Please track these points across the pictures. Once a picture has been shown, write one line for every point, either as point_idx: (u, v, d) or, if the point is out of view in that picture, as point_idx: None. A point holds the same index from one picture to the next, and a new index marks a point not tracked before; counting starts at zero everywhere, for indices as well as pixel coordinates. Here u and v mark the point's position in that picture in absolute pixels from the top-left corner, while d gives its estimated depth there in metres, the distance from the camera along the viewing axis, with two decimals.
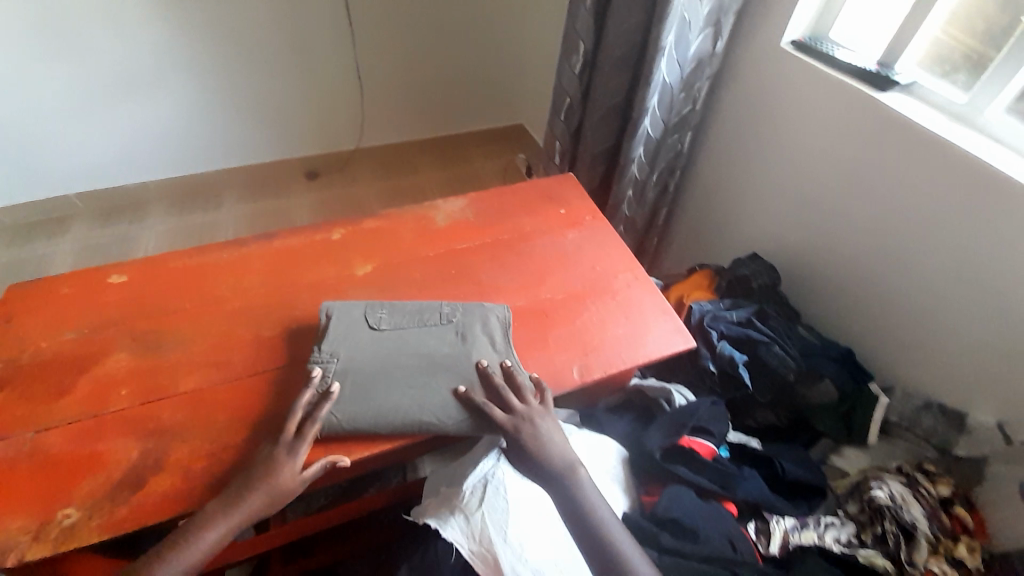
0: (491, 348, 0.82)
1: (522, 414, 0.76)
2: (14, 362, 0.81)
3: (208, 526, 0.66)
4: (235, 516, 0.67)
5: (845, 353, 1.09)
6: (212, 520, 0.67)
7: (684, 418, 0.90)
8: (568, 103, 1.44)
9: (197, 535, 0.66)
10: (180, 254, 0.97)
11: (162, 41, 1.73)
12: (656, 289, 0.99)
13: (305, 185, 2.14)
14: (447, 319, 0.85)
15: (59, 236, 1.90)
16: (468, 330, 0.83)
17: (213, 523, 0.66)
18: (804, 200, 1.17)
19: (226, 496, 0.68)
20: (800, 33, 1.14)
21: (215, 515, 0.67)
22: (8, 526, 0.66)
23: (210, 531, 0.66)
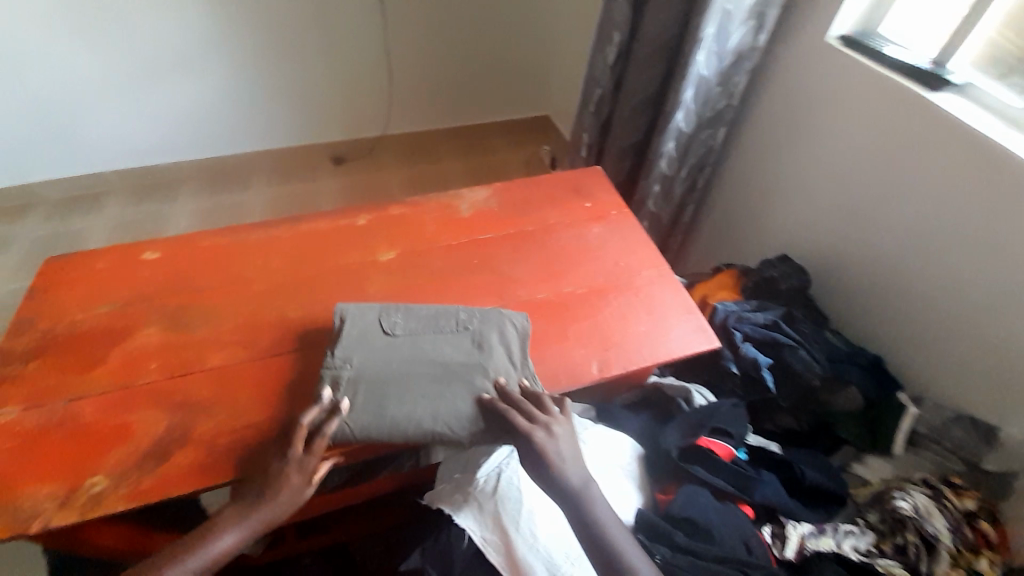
0: (509, 361, 0.81)
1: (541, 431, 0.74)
2: (51, 331, 0.84)
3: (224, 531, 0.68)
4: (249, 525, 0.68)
5: (872, 360, 1.06)
6: (228, 526, 0.68)
7: (702, 418, 0.88)
8: (598, 95, 1.41)
9: (214, 540, 0.67)
10: (211, 234, 1.00)
11: (201, 26, 1.78)
12: (681, 287, 0.97)
13: (331, 170, 2.16)
14: (463, 326, 0.84)
15: (95, 211, 1.97)
16: (484, 339, 0.82)
17: (230, 530, 0.68)
18: (840, 201, 1.13)
19: (242, 504, 0.69)
20: (848, 29, 1.09)
21: (231, 522, 0.68)
22: (38, 492, 0.68)
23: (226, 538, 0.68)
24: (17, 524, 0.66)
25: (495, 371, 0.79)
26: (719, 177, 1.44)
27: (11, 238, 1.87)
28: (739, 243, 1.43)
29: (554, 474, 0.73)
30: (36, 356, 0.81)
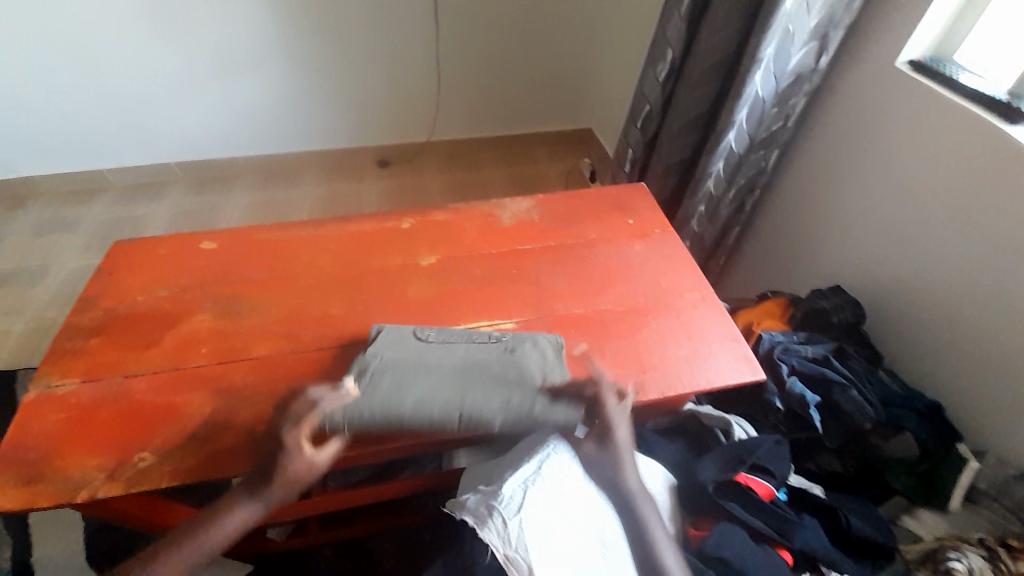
0: (542, 366, 0.80)
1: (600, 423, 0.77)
2: (114, 310, 0.90)
3: (231, 510, 0.69)
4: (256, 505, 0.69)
5: (931, 406, 0.98)
6: (238, 502, 0.70)
7: (743, 452, 0.85)
8: (646, 111, 1.39)
9: (221, 519, 0.69)
10: (263, 229, 1.04)
11: (267, 30, 1.89)
12: (725, 313, 0.93)
13: (377, 173, 2.23)
14: (496, 337, 0.84)
15: (158, 199, 2.10)
16: (517, 346, 0.82)
17: (236, 510, 0.69)
18: (900, 234, 1.06)
19: (251, 480, 0.70)
20: (919, 53, 1.03)
21: (241, 496, 0.70)
22: (88, 463, 0.72)
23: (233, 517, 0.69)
24: (68, 491, 0.70)
25: (529, 371, 0.79)
26: (768, 201, 1.39)
27: (81, 219, 2.02)
28: (787, 271, 1.37)
29: (617, 465, 0.77)
30: (98, 332, 0.87)
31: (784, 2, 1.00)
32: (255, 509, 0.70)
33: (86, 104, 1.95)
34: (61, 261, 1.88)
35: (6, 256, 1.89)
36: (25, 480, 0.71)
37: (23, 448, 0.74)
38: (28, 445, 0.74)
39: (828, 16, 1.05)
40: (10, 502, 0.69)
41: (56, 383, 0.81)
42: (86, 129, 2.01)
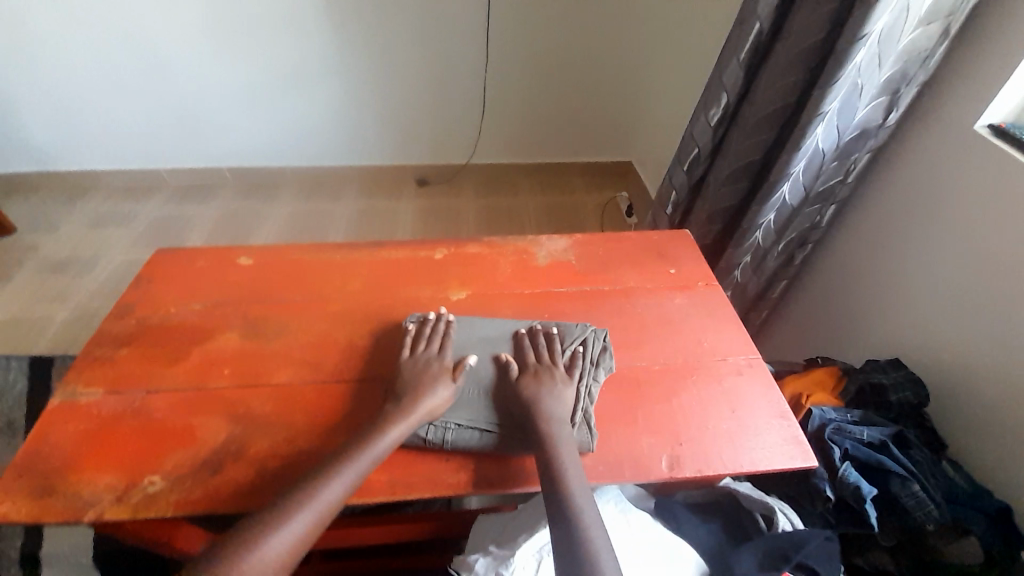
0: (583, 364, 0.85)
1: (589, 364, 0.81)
2: (146, 320, 0.91)
3: (334, 475, 0.68)
4: (365, 459, 0.69)
5: (1003, 508, 0.85)
6: (371, 438, 0.71)
7: (786, 546, 0.75)
8: (694, 154, 1.34)
9: (325, 484, 0.67)
10: (298, 249, 1.04)
11: (322, 50, 1.96)
12: (772, 384, 0.85)
13: (414, 192, 2.26)
14: None
15: (208, 201, 2.20)
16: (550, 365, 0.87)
17: (340, 472, 0.68)
18: (969, 309, 0.96)
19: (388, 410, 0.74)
20: (1002, 117, 0.94)
21: (377, 432, 0.72)
22: (100, 482, 0.71)
23: (336, 481, 0.67)
24: (76, 509, 0.69)
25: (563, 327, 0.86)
26: (821, 257, 1.31)
27: (134, 215, 2.13)
28: (837, 335, 1.28)
29: (559, 483, 0.68)
30: (128, 342, 0.87)
31: (853, 56, 0.94)
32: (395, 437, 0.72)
33: (151, 108, 2.07)
34: (110, 253, 1.97)
35: (62, 244, 1.99)
36: (36, 492, 0.70)
37: (39, 459, 0.73)
38: (46, 456, 0.74)
39: (902, 72, 0.98)
40: (17, 513, 0.69)
41: (80, 391, 0.81)
42: (149, 131, 2.13)
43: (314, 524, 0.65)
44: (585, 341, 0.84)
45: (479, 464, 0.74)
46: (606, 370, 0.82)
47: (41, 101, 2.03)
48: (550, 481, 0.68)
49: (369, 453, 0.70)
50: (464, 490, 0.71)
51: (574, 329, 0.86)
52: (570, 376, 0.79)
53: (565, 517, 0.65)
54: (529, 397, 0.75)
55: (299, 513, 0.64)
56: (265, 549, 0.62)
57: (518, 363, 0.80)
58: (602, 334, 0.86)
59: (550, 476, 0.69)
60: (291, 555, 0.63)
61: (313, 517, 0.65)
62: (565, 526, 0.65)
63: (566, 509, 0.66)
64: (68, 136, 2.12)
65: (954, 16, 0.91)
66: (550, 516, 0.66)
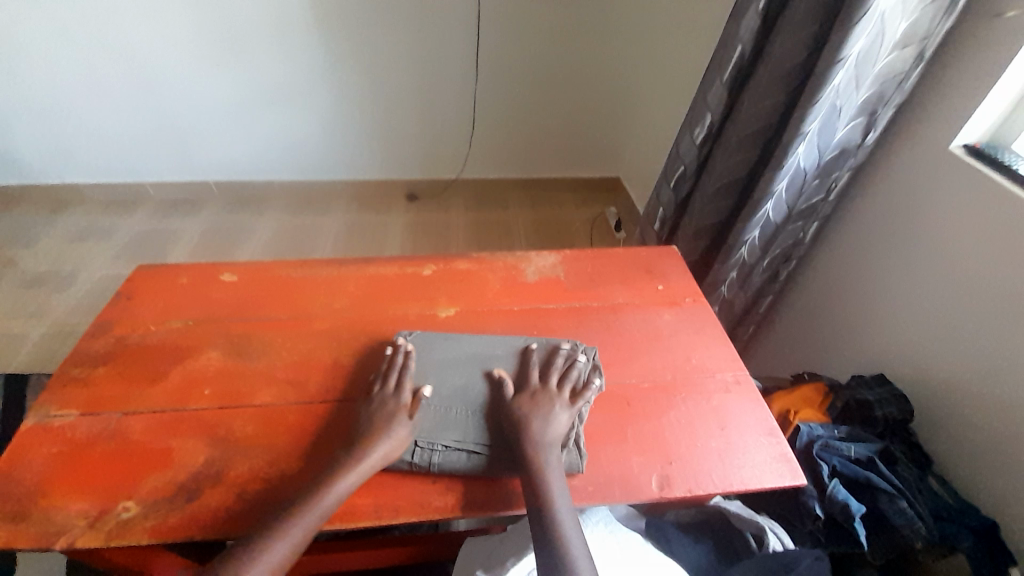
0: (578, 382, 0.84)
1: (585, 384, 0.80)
2: (125, 339, 0.88)
3: (279, 532, 0.64)
4: (312, 514, 0.66)
5: (987, 525, 0.86)
6: (340, 472, 0.69)
7: (778, 567, 0.74)
8: (680, 171, 1.37)
9: (269, 543, 0.63)
10: (285, 265, 1.03)
11: (313, 65, 1.97)
12: (761, 401, 0.86)
13: (404, 206, 2.26)
14: None
15: (194, 215, 2.17)
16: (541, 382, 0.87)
17: (286, 529, 0.64)
18: (949, 324, 0.99)
19: (360, 438, 0.72)
20: (975, 137, 0.97)
21: (343, 467, 0.69)
22: (72, 507, 0.68)
23: (280, 540, 0.64)
24: (47, 535, 0.66)
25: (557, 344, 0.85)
26: (805, 272, 1.33)
27: (116, 229, 2.09)
28: (823, 350, 1.29)
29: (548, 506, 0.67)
30: (105, 362, 0.84)
31: (832, 79, 0.97)
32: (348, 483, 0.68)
33: (138, 121, 2.05)
34: (91, 268, 1.93)
35: (40, 258, 1.94)
36: (4, 517, 0.67)
37: (10, 482, 0.70)
38: (16, 479, 0.71)
39: (879, 93, 1.01)
40: None
41: (54, 413, 0.78)
42: (135, 144, 2.11)
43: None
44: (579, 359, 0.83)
45: (467, 485, 0.72)
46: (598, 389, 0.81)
47: (24, 114, 2.00)
48: (536, 509, 0.67)
49: (316, 507, 0.66)
50: (450, 514, 0.70)
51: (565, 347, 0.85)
52: (574, 400, 0.77)
53: (549, 541, 0.65)
54: (522, 416, 0.74)
55: (244, 574, 0.62)
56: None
57: (513, 381, 0.80)
58: (594, 352, 0.86)
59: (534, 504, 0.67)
60: None
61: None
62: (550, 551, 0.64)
63: (552, 536, 0.65)
64: (51, 149, 2.09)
65: (927, 41, 0.95)
66: (536, 544, 0.66)
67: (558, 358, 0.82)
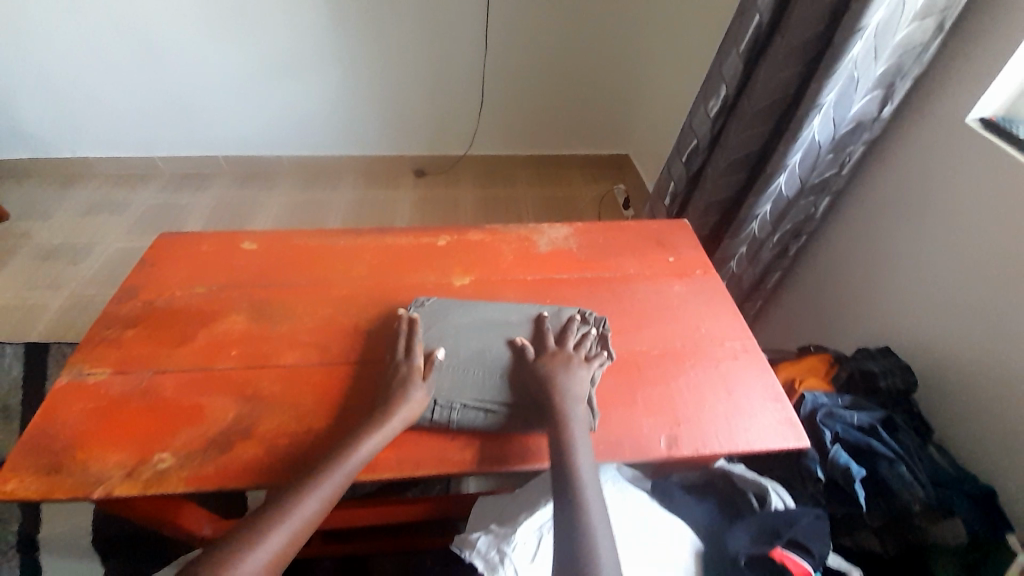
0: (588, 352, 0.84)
1: (593, 354, 0.82)
2: (151, 303, 0.91)
3: (309, 488, 0.67)
4: (340, 471, 0.69)
5: (984, 491, 0.89)
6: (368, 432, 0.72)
7: (779, 524, 0.78)
8: (693, 145, 1.36)
9: (299, 500, 0.66)
10: (303, 234, 1.05)
11: (319, 36, 1.94)
12: (768, 369, 0.88)
13: (412, 182, 2.27)
14: None
15: (204, 190, 2.19)
16: None
17: (316, 486, 0.67)
18: (956, 298, 1.00)
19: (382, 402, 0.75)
20: (991, 111, 0.96)
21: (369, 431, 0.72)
22: (109, 459, 0.72)
23: (310, 497, 0.66)
24: (86, 485, 0.70)
25: (568, 313, 0.88)
26: (816, 248, 1.34)
27: (129, 203, 2.12)
28: (830, 323, 1.31)
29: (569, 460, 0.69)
30: (134, 324, 0.88)
31: (851, 49, 0.96)
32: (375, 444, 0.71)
33: (144, 93, 2.04)
34: (105, 241, 1.96)
35: (55, 231, 1.97)
36: (45, 469, 0.71)
37: (51, 435, 0.74)
38: (55, 433, 0.75)
39: (897, 65, 1.00)
40: (26, 490, 0.70)
41: (87, 371, 0.82)
42: (144, 118, 2.11)
43: (292, 539, 0.64)
44: (586, 326, 0.86)
45: (483, 442, 0.76)
46: (609, 355, 0.83)
47: (32, 86, 2.00)
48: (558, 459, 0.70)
49: (345, 465, 0.69)
50: (467, 468, 0.73)
51: (574, 316, 0.87)
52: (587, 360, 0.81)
53: (569, 492, 0.67)
54: (539, 375, 0.77)
55: (278, 529, 0.64)
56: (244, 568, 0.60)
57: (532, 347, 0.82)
58: (603, 321, 0.88)
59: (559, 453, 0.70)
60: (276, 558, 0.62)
61: (290, 533, 0.64)
62: (569, 502, 0.66)
63: (571, 488, 0.67)
64: (60, 122, 2.09)
65: (948, 12, 0.93)
66: (555, 492, 0.68)
67: (575, 327, 0.85)
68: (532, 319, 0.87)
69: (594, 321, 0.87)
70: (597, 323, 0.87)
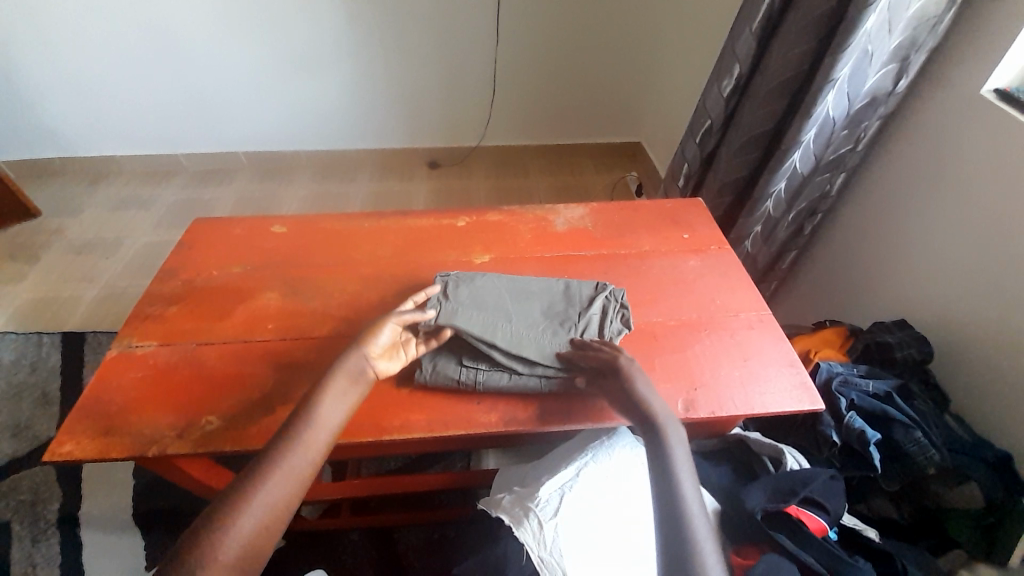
0: (604, 325, 0.86)
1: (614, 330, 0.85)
2: (190, 282, 0.97)
3: (291, 448, 0.67)
4: (312, 437, 0.68)
5: (1002, 458, 0.90)
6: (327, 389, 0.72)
7: (796, 483, 0.81)
8: (706, 126, 1.37)
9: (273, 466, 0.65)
10: (329, 218, 1.09)
11: (333, 31, 1.98)
12: (783, 337, 0.90)
13: (426, 173, 2.31)
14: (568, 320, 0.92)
15: (225, 185, 2.26)
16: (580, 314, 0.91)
17: (297, 448, 0.67)
18: (973, 270, 1.00)
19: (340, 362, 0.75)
20: (1006, 82, 0.96)
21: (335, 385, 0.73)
22: (160, 422, 0.77)
23: (281, 468, 0.65)
24: (140, 445, 0.75)
25: (588, 285, 0.91)
26: (831, 225, 1.34)
27: (155, 199, 2.19)
28: (845, 300, 1.32)
29: (635, 397, 0.74)
30: (176, 301, 0.93)
31: (865, 22, 0.96)
32: (336, 400, 0.72)
33: (166, 92, 2.11)
34: (133, 235, 2.03)
35: (85, 227, 2.06)
36: (101, 432, 0.77)
37: (105, 400, 0.80)
38: (109, 399, 0.80)
39: (912, 38, 1.00)
40: (83, 452, 0.75)
41: (136, 344, 0.87)
42: (166, 116, 2.18)
43: (286, 501, 0.64)
44: (595, 298, 0.89)
45: (508, 404, 0.80)
46: (621, 324, 0.86)
47: (60, 87, 2.07)
48: (650, 431, 0.71)
49: (315, 427, 0.69)
50: (494, 428, 0.77)
51: (590, 289, 0.90)
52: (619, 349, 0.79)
53: (651, 428, 0.71)
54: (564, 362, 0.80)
55: (262, 490, 0.63)
56: (235, 531, 0.60)
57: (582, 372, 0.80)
58: (622, 294, 0.91)
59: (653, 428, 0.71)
60: (278, 508, 0.63)
61: (277, 494, 0.63)
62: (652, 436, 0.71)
63: (655, 425, 0.71)
64: (87, 122, 2.17)
65: None
66: (642, 430, 0.72)
67: (594, 299, 0.88)
68: (555, 290, 0.90)
69: (610, 293, 0.90)
70: (611, 292, 0.90)
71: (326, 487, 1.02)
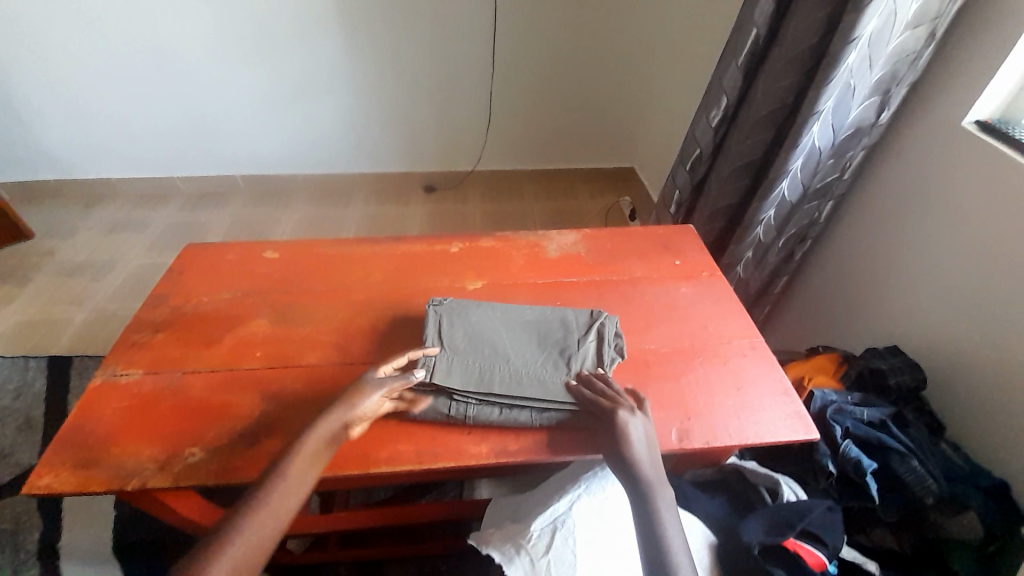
0: (597, 357, 0.85)
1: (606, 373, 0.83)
2: (180, 308, 0.96)
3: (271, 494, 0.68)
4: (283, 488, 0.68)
5: (997, 486, 0.89)
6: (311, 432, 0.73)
7: (794, 515, 0.79)
8: (696, 155, 1.40)
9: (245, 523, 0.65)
10: (323, 243, 1.09)
11: (334, 59, 2.04)
12: (776, 364, 0.90)
13: (422, 197, 2.34)
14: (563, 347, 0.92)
15: (221, 208, 2.27)
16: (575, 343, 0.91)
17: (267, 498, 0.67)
18: (961, 297, 1.01)
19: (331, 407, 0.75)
20: (985, 114, 0.99)
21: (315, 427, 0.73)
22: (143, 453, 0.76)
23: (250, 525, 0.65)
24: (120, 478, 0.73)
25: (582, 314, 0.90)
26: (820, 251, 1.36)
27: (151, 220, 2.20)
28: (837, 325, 1.32)
29: (624, 445, 0.73)
30: (164, 328, 0.92)
31: (845, 58, 1.00)
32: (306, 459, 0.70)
33: (168, 117, 2.14)
34: (126, 257, 2.02)
35: (78, 249, 2.05)
36: (80, 464, 0.74)
37: (86, 431, 0.78)
38: (91, 429, 0.78)
39: (892, 73, 1.04)
40: (62, 486, 0.73)
41: (121, 372, 0.86)
42: (165, 140, 2.20)
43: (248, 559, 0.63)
44: (588, 327, 0.88)
45: (499, 435, 0.78)
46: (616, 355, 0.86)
47: (62, 111, 2.10)
48: (634, 480, 0.71)
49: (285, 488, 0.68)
50: (485, 460, 0.76)
51: (584, 317, 0.90)
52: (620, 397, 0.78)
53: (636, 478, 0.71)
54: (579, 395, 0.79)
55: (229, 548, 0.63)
56: None
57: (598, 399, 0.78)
58: (615, 321, 0.90)
59: (641, 491, 0.70)
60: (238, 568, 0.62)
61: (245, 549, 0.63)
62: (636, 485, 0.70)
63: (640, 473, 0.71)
64: (86, 145, 2.19)
65: (939, 20, 0.97)
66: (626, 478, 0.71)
67: (591, 331, 0.88)
68: (551, 318, 0.90)
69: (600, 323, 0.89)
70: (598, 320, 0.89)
71: (312, 519, 0.99)
